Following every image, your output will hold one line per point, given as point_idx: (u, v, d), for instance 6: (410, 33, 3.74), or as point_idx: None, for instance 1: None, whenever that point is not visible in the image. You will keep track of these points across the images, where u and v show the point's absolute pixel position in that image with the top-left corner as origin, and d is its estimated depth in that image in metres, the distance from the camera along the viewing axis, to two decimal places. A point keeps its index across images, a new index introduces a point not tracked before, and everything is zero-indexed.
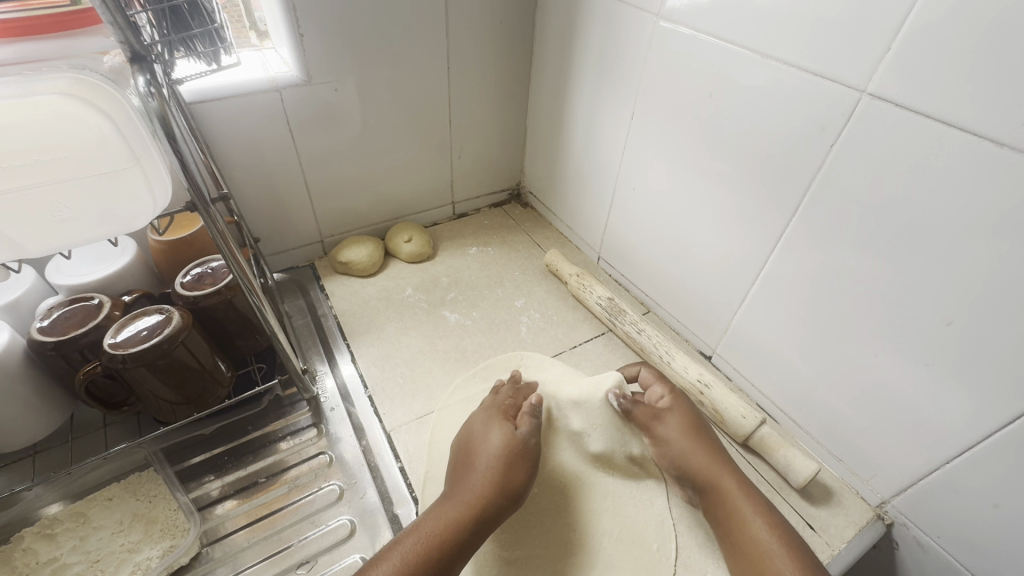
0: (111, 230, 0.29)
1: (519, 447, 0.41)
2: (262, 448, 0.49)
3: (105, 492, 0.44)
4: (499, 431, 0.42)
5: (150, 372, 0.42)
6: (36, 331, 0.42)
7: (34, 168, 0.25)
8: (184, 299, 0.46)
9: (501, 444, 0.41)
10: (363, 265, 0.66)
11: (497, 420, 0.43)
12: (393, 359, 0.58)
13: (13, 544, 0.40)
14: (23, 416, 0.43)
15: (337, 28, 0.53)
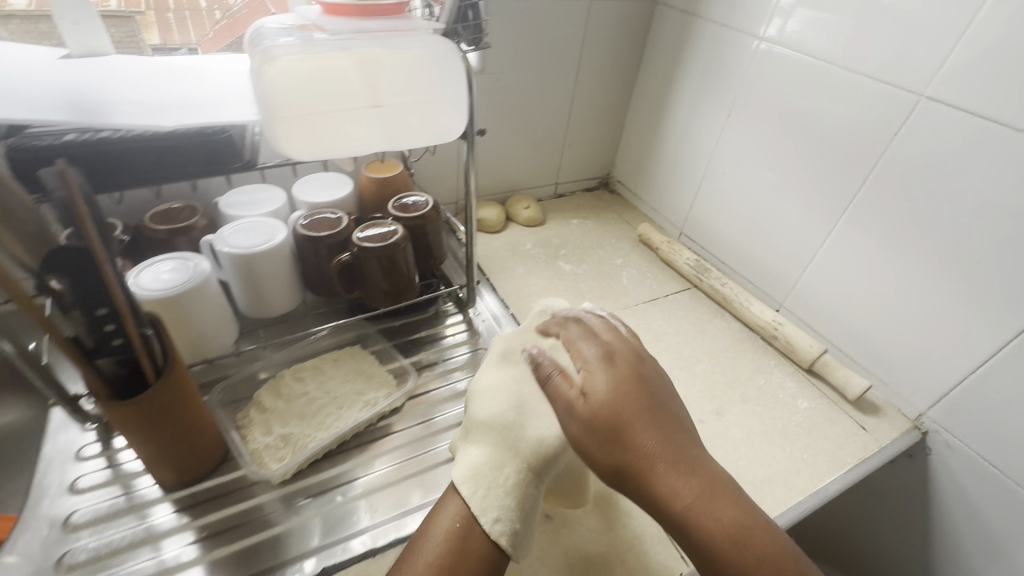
0: (434, 140, 0.45)
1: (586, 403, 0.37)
2: (435, 341, 0.64)
3: (333, 355, 0.58)
4: (600, 378, 0.39)
5: (379, 265, 0.57)
6: (300, 229, 0.57)
7: (416, 92, 0.42)
8: (396, 217, 0.61)
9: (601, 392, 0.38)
10: (492, 223, 0.81)
11: (593, 368, 0.39)
12: (524, 292, 0.73)
13: (277, 379, 0.55)
14: (282, 292, 0.58)
15: (509, 33, 0.70)
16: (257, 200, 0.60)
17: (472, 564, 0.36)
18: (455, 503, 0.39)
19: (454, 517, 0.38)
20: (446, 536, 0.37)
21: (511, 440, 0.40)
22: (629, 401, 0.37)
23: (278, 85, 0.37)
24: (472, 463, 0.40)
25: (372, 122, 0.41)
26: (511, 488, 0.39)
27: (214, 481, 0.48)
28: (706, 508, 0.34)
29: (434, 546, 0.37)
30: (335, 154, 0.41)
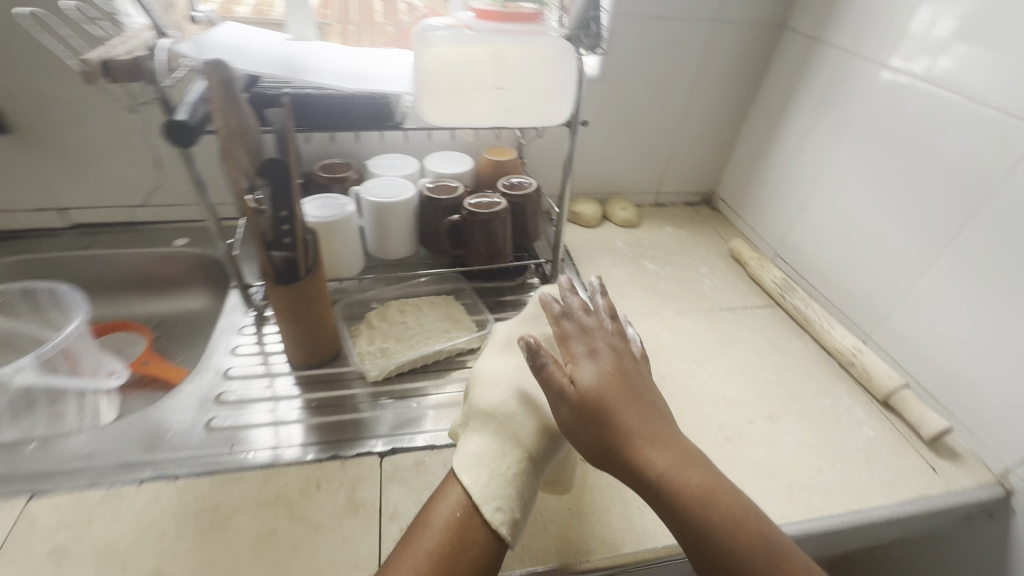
0: (540, 123, 0.54)
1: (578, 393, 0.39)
2: (517, 305, 0.72)
3: (431, 299, 0.70)
4: (590, 368, 0.40)
5: (481, 230, 0.67)
6: (425, 191, 0.70)
7: (532, 80, 0.51)
8: (502, 194, 0.70)
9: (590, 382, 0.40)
10: (588, 218, 0.88)
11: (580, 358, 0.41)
12: (605, 280, 0.79)
13: (385, 307, 0.68)
14: (401, 241, 0.71)
15: (632, 47, 0.78)
16: (396, 165, 0.73)
17: (472, 554, 0.38)
18: (454, 489, 0.41)
19: (454, 503, 0.40)
20: (448, 523, 0.39)
21: (509, 428, 0.44)
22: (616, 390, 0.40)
23: (429, 64, 0.48)
24: (471, 449, 0.44)
25: (493, 102, 0.51)
26: (509, 478, 0.41)
27: (327, 369, 0.60)
28: (692, 491, 0.37)
29: (434, 533, 0.38)
30: (460, 123, 0.52)
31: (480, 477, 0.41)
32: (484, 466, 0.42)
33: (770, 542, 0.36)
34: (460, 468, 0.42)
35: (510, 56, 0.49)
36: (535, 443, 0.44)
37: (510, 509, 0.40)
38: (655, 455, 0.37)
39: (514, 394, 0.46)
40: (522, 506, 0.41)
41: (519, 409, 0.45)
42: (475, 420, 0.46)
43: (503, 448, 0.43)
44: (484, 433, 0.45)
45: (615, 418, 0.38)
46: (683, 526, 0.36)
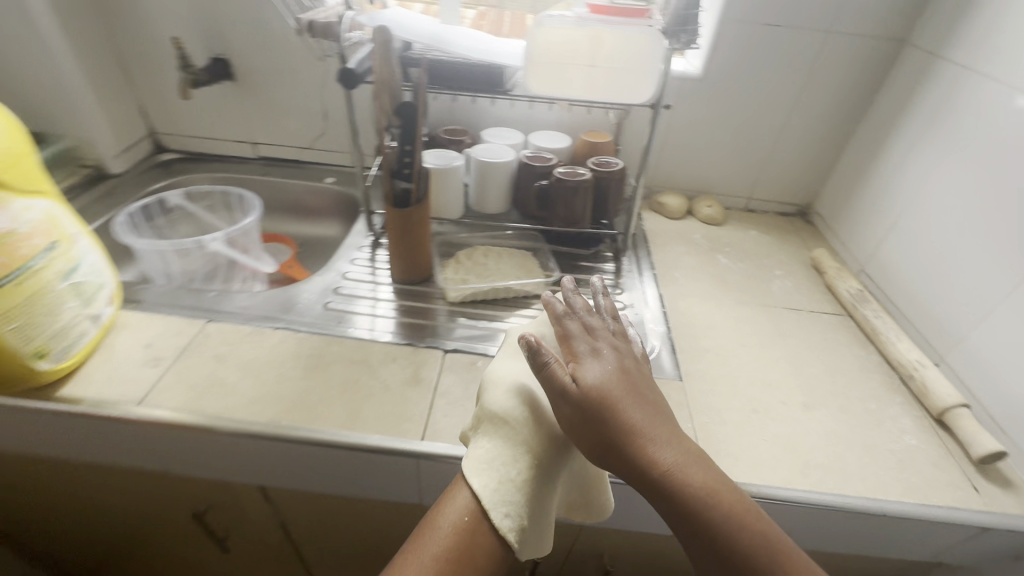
0: (624, 100, 0.63)
1: (582, 389, 0.43)
2: (586, 269, 0.81)
3: (512, 250, 0.81)
4: (595, 367, 0.45)
5: (564, 195, 0.77)
6: (523, 158, 0.81)
7: (624, 62, 0.61)
8: (589, 169, 0.79)
9: (594, 379, 0.44)
10: (672, 209, 0.94)
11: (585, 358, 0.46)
12: (675, 264, 0.84)
13: (473, 249, 0.80)
14: (497, 198, 0.83)
15: (737, 51, 0.82)
16: (503, 135, 0.86)
17: (479, 557, 0.43)
18: (464, 496, 0.46)
19: (463, 509, 0.45)
20: (455, 529, 0.44)
21: (518, 438, 0.48)
22: (620, 387, 0.44)
23: (538, 40, 0.59)
24: (483, 453, 0.48)
25: (586, 76, 0.62)
26: (518, 490, 0.47)
27: (417, 286, 0.74)
28: (693, 485, 0.40)
29: (442, 538, 0.44)
30: (555, 92, 0.63)
31: (491, 487, 0.46)
32: (494, 475, 0.47)
33: (768, 536, 0.38)
34: (472, 475, 0.47)
35: (608, 40, 0.59)
36: (542, 456, 0.48)
37: (519, 520, 0.46)
38: (655, 453, 0.41)
39: (522, 403, 0.50)
40: (529, 517, 0.47)
41: (528, 426, 0.49)
42: (484, 420, 0.50)
43: (513, 459, 0.48)
44: (493, 440, 0.49)
45: (618, 416, 0.42)
46: (683, 519, 0.39)
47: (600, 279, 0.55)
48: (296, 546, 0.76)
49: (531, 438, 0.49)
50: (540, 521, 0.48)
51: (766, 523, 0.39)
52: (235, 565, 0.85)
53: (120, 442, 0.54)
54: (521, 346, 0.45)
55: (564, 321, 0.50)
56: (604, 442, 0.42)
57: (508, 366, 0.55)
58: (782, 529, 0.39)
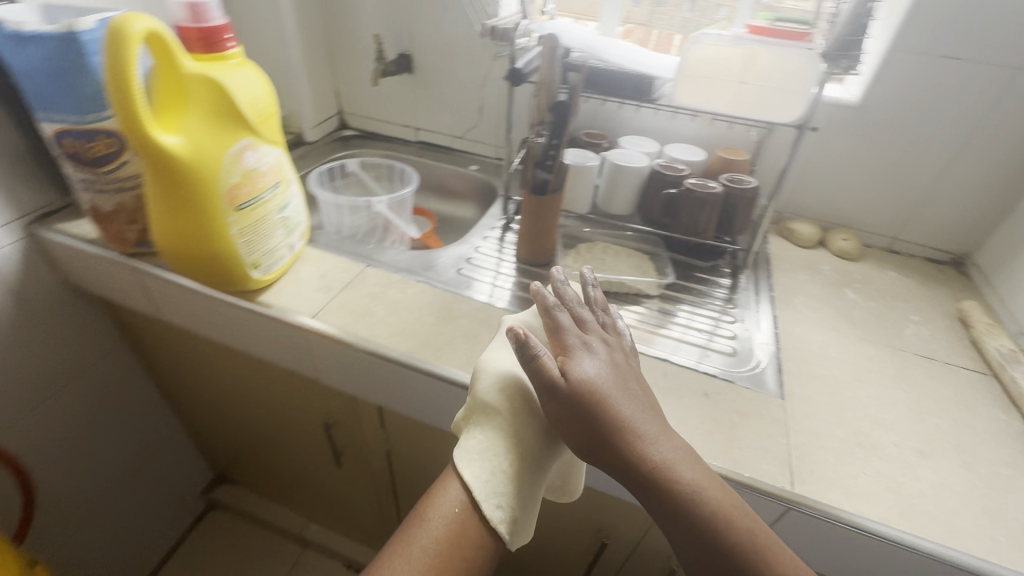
0: (768, 118, 0.65)
1: (573, 382, 0.45)
2: (700, 280, 0.82)
3: (630, 250, 0.85)
4: (587, 362, 0.47)
5: (691, 204, 0.79)
6: (655, 166, 0.85)
7: (774, 81, 0.63)
8: (720, 184, 0.81)
9: (585, 374, 0.46)
10: (802, 237, 0.91)
11: (576, 354, 0.48)
12: (796, 290, 0.82)
13: (593, 244, 0.86)
14: (624, 200, 0.88)
15: (902, 81, 0.79)
16: (640, 143, 0.90)
17: (470, 546, 0.45)
18: (456, 487, 0.48)
19: (454, 502, 0.47)
20: (446, 521, 0.46)
21: (510, 429, 0.50)
22: (612, 384, 0.46)
23: (692, 54, 0.64)
24: (475, 442, 0.50)
25: (733, 91, 0.65)
26: (507, 481, 0.49)
27: (536, 267, 0.82)
28: (681, 481, 0.42)
29: (433, 530, 0.45)
30: (700, 105, 0.67)
31: (483, 478, 0.48)
32: (486, 465, 0.49)
33: (755, 535, 0.41)
34: (465, 466, 0.49)
35: (761, 58, 0.62)
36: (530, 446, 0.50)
37: (510, 510, 0.48)
38: (646, 450, 0.43)
39: (510, 395, 0.52)
40: (521, 508, 0.49)
41: (517, 418, 0.51)
42: (478, 405, 0.53)
43: (505, 449, 0.50)
44: (485, 429, 0.51)
45: (610, 412, 0.44)
46: (671, 514, 0.42)
47: (589, 271, 0.57)
48: (396, 474, 0.88)
49: (519, 432, 0.50)
50: (531, 508, 0.50)
51: (754, 526, 0.41)
52: (344, 480, 0.99)
53: (292, 345, 0.69)
54: (509, 337, 0.46)
55: (551, 314, 0.51)
56: (593, 434, 0.44)
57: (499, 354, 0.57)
58: (770, 531, 0.41)
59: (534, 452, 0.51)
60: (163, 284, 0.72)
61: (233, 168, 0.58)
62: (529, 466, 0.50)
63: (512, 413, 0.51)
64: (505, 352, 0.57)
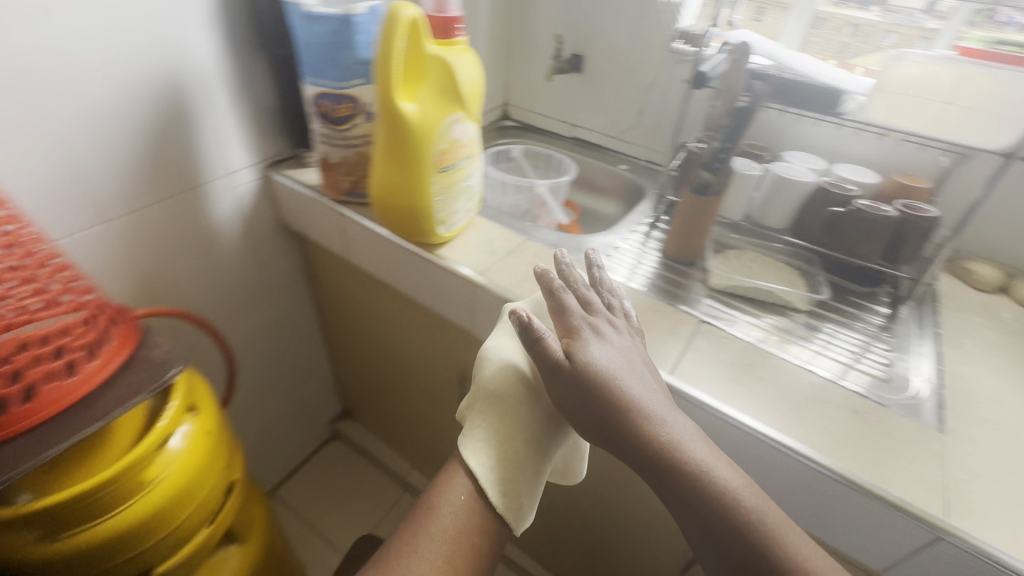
0: (972, 140, 0.63)
1: (582, 365, 0.50)
2: (856, 303, 0.80)
3: (781, 264, 0.84)
4: (594, 348, 0.52)
5: (859, 223, 0.78)
6: (822, 183, 0.83)
7: (981, 102, 0.61)
8: (895, 209, 0.77)
9: (594, 360, 0.51)
10: (982, 279, 0.84)
11: (582, 339, 0.53)
12: (968, 332, 0.76)
13: (743, 252, 0.87)
14: (783, 213, 0.87)
15: None
16: (808, 159, 0.89)
17: (480, 526, 0.53)
18: (463, 476, 0.55)
19: (461, 491, 0.54)
20: (456, 509, 0.53)
21: (509, 421, 0.59)
22: (620, 371, 0.51)
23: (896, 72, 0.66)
24: (478, 432, 0.58)
25: (936, 110, 0.65)
26: (506, 468, 0.56)
27: (682, 265, 0.84)
28: (687, 458, 0.48)
29: (443, 514, 0.52)
30: (895, 122, 0.68)
31: (486, 465, 0.55)
32: (488, 455, 0.56)
33: (762, 513, 0.46)
34: (470, 457, 0.56)
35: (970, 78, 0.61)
36: (526, 436, 0.58)
37: (512, 494, 0.55)
38: (655, 429, 0.49)
39: (502, 386, 0.60)
40: (523, 492, 0.56)
41: (514, 412, 0.59)
42: (480, 395, 0.61)
43: (504, 440, 0.58)
44: (485, 422, 0.59)
45: (621, 394, 0.50)
46: (679, 489, 0.47)
47: (594, 253, 0.64)
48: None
49: (516, 425, 0.58)
50: (532, 492, 0.58)
51: (758, 501, 0.47)
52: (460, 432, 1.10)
53: (456, 296, 0.79)
54: (514, 321, 0.51)
55: (556, 296, 0.56)
56: (601, 413, 0.49)
57: (497, 345, 0.64)
58: (775, 506, 0.47)
59: (532, 439, 0.58)
60: (358, 230, 0.86)
61: (444, 137, 0.69)
62: (528, 453, 0.58)
63: (508, 407, 0.59)
64: (509, 339, 0.65)
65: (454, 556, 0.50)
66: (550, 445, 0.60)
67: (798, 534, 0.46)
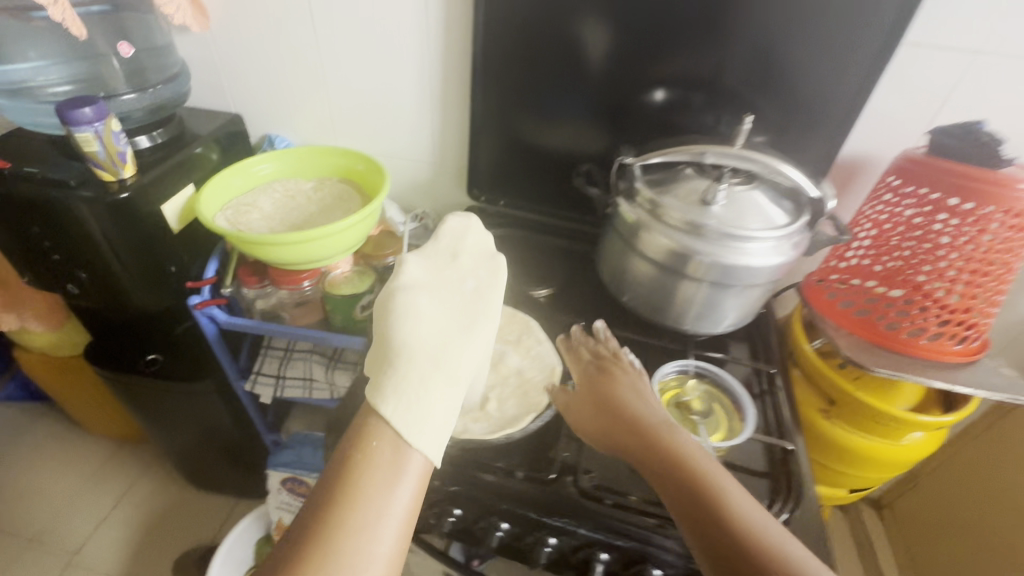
0: None
1: (596, 387, 0.61)
2: None
3: None
4: (619, 377, 0.61)
5: None
6: None
7: None
8: None
9: (611, 384, 0.60)
10: None
11: (608, 372, 0.63)
12: None
13: None
14: None
15: None
16: None
17: (403, 477, 0.47)
18: (382, 420, 0.49)
19: (379, 438, 0.48)
20: (376, 469, 0.46)
21: (415, 369, 0.52)
22: (620, 400, 0.58)
23: None
24: (385, 381, 0.51)
25: None
26: (427, 409, 0.50)
27: None
28: (692, 472, 0.47)
29: (368, 470, 0.46)
30: None
31: (401, 407, 0.49)
32: (398, 400, 0.50)
33: (758, 531, 0.42)
34: (383, 401, 0.50)
35: None
36: (437, 375, 0.53)
37: (433, 435, 0.50)
38: (668, 440, 0.51)
39: (406, 324, 0.55)
40: (442, 425, 0.50)
41: (418, 354, 0.53)
42: (387, 338, 0.55)
43: (413, 381, 0.51)
44: (388, 363, 0.53)
45: (639, 413, 0.55)
46: (683, 488, 0.47)
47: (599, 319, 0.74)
48: None
49: (417, 372, 0.52)
50: (451, 431, 0.52)
51: (755, 512, 0.44)
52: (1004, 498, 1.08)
53: None
54: None
55: (574, 350, 0.70)
56: (628, 429, 0.54)
57: (408, 269, 0.62)
58: (776, 524, 0.43)
59: (438, 371, 0.53)
60: None
61: None
62: (440, 382, 0.53)
63: (406, 350, 0.53)
64: (411, 280, 0.61)
65: (387, 477, 0.46)
66: (458, 389, 0.54)
67: (779, 528, 0.43)
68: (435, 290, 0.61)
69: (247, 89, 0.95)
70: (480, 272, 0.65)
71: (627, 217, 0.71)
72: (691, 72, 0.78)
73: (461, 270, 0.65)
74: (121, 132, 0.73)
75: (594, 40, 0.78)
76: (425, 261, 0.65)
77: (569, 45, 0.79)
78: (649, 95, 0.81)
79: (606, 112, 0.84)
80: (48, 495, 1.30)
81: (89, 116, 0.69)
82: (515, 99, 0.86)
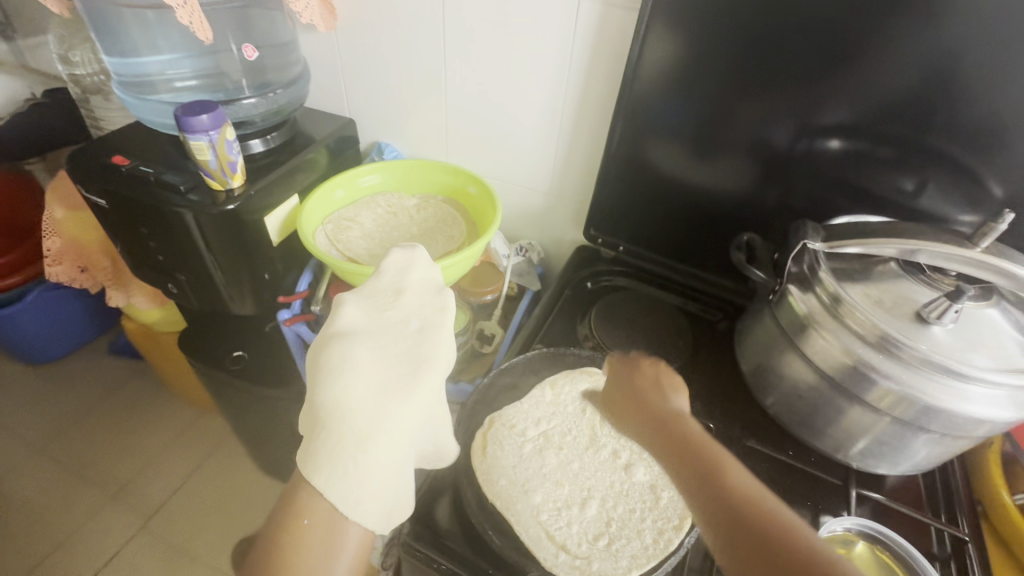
0: None
1: (631, 384, 0.53)
2: None
3: None
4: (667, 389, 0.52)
5: None
6: None
7: None
8: None
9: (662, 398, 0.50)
10: None
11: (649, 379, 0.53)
12: None
13: None
14: None
15: None
16: None
17: (352, 552, 0.41)
18: (315, 491, 0.41)
19: (313, 513, 0.40)
20: (310, 543, 0.39)
21: (357, 434, 0.43)
22: (660, 425, 0.47)
23: None
24: (321, 447, 0.42)
25: None
26: (371, 484, 0.42)
27: None
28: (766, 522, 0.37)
29: (300, 539, 0.39)
30: None
31: (340, 480, 0.41)
32: (335, 471, 0.42)
33: None
34: (319, 472, 0.41)
35: None
36: (382, 440, 0.43)
37: (380, 500, 0.43)
38: (726, 470, 0.41)
39: (338, 381, 0.45)
40: (382, 495, 0.43)
41: (358, 418, 0.43)
42: (315, 396, 0.45)
43: (353, 446, 0.42)
44: (325, 424, 0.43)
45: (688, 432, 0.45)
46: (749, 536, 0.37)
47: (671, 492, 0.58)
48: None
49: (358, 440, 0.43)
50: (399, 493, 0.45)
51: None
52: None
53: None
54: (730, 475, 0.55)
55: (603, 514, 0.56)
56: (676, 452, 0.44)
57: (344, 314, 0.50)
58: None
59: (377, 435, 0.43)
60: None
61: None
62: (381, 447, 0.43)
63: (343, 412, 0.43)
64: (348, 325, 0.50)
65: (325, 556, 0.39)
66: (403, 449, 0.45)
67: None
68: (379, 335, 0.50)
69: (362, 95, 0.90)
70: (425, 310, 0.53)
71: (795, 308, 0.56)
72: (895, 125, 0.61)
73: (404, 310, 0.53)
74: (235, 141, 0.69)
75: (759, 68, 0.63)
76: (362, 301, 0.53)
77: (727, 71, 0.64)
78: (822, 142, 0.65)
79: (756, 152, 0.69)
80: (134, 453, 1.36)
81: (206, 124, 0.65)
82: (639, 123, 0.73)
